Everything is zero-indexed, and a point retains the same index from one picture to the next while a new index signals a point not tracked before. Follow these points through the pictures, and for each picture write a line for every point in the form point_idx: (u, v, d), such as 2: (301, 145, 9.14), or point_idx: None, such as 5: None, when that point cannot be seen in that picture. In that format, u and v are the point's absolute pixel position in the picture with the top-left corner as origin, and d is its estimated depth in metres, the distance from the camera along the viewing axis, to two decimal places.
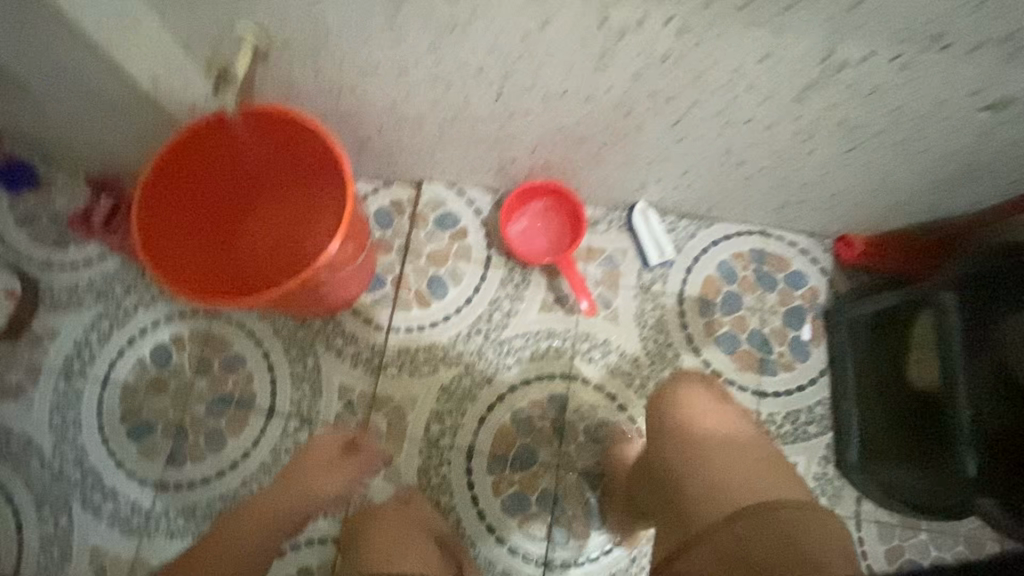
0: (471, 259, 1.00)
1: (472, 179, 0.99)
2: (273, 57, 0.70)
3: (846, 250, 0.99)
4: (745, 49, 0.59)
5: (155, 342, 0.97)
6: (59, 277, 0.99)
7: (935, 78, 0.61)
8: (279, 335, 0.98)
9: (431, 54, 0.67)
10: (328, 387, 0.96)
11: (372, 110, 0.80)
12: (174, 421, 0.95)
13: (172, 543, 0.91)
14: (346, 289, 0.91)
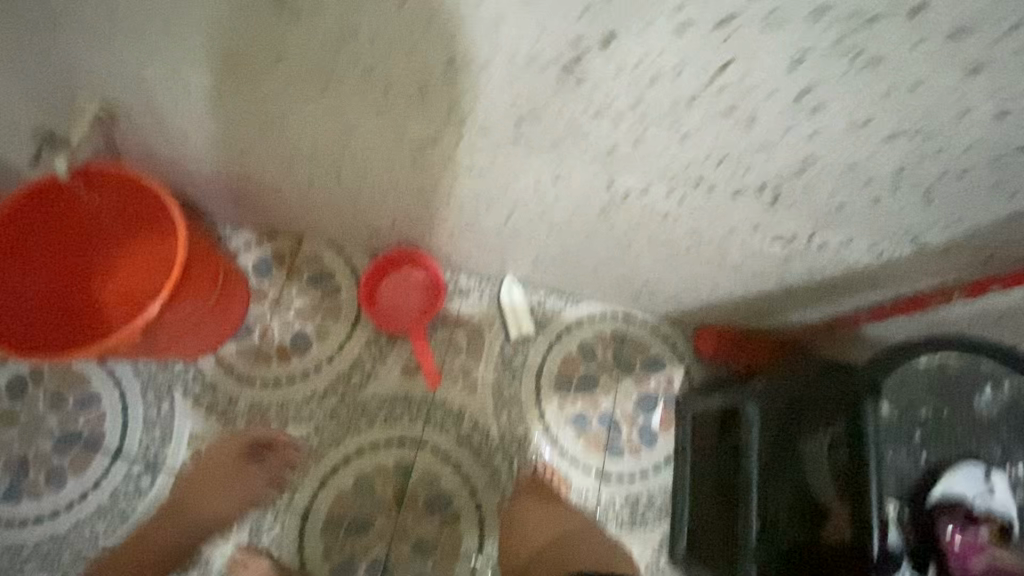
0: (339, 317, 1.02)
1: (347, 240, 1.01)
2: (114, 121, 0.73)
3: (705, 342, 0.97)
4: (535, 167, 0.63)
5: (10, 373, 0.98)
6: None
7: (716, 212, 0.64)
8: (137, 375, 0.98)
9: (257, 133, 0.70)
10: (178, 434, 0.96)
11: (226, 173, 0.83)
12: (16, 456, 0.95)
13: None
14: (196, 341, 0.92)
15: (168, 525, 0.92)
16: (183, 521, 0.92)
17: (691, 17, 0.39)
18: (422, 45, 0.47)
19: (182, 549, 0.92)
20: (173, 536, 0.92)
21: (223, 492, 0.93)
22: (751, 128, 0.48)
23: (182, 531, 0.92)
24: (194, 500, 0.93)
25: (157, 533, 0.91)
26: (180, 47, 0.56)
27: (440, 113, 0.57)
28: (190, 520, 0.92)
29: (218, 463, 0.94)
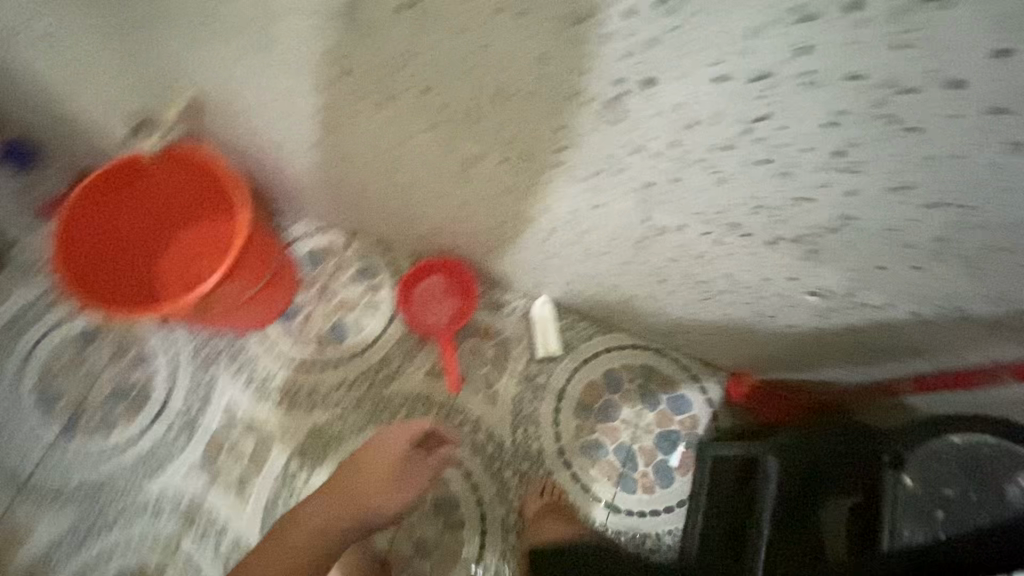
0: (377, 313, 1.07)
1: (394, 241, 1.06)
2: (201, 110, 0.80)
3: (734, 387, 0.97)
4: (575, 194, 0.65)
5: (84, 324, 1.08)
6: (25, 249, 1.13)
7: (752, 258, 0.64)
8: (190, 341, 1.07)
9: (323, 134, 0.75)
10: (217, 400, 1.03)
11: (292, 167, 0.89)
12: (77, 398, 1.05)
13: (40, 510, 0.99)
14: (247, 321, 0.99)
15: (282, 545, 0.85)
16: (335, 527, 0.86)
17: (728, 69, 0.40)
18: (476, 71, 0.51)
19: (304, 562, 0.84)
20: (320, 540, 0.85)
21: (387, 489, 0.89)
22: (788, 179, 0.48)
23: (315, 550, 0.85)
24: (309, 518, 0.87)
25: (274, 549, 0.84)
26: (265, 52, 0.62)
27: (489, 134, 0.60)
28: (318, 536, 0.86)
29: (383, 454, 0.92)
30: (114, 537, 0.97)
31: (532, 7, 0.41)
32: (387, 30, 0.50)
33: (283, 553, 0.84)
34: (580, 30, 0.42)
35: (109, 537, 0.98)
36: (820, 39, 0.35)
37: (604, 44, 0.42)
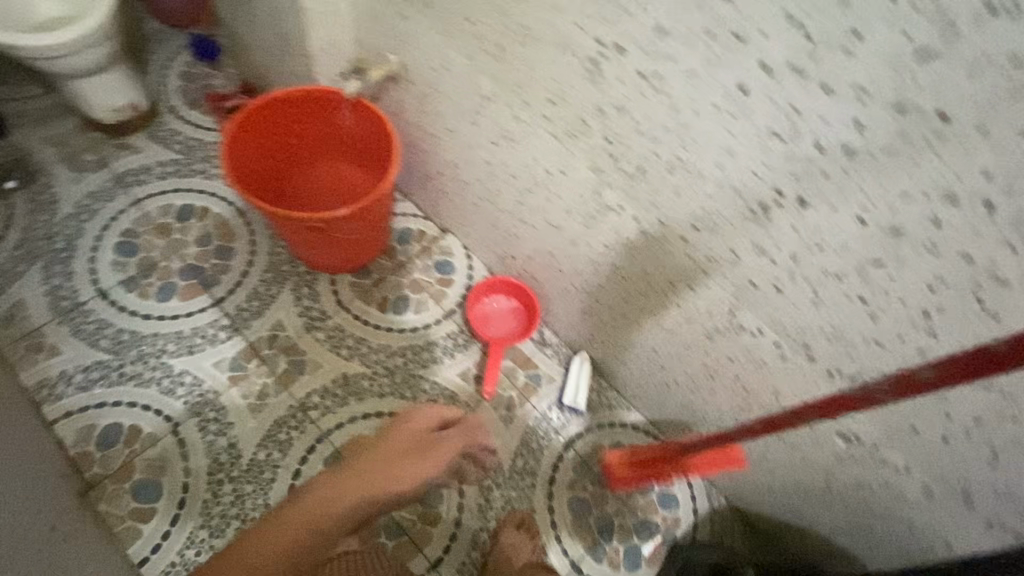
0: (439, 304, 1.14)
1: (482, 251, 1.16)
2: (399, 80, 0.95)
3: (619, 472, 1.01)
4: (681, 270, 0.76)
5: (188, 202, 1.18)
6: (172, 123, 1.25)
7: (807, 384, 0.73)
8: (269, 256, 1.15)
9: (490, 140, 0.89)
10: (268, 315, 1.09)
11: (439, 154, 1.02)
12: (152, 259, 1.12)
13: (70, 337, 1.02)
14: (334, 260, 1.08)
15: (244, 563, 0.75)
16: (335, 509, 0.82)
17: (871, 215, 0.52)
18: (665, 141, 0.63)
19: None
20: (322, 515, 0.81)
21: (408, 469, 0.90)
22: (874, 321, 0.59)
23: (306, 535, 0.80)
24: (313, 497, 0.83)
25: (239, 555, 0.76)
26: (495, 61, 0.76)
27: (639, 194, 0.72)
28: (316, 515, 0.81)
29: (417, 431, 0.94)
30: (122, 391, 1.00)
31: (742, 114, 0.54)
32: (613, 87, 0.63)
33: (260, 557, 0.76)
34: (772, 143, 0.54)
35: (117, 390, 1.00)
36: (952, 221, 0.47)
37: (785, 163, 0.54)
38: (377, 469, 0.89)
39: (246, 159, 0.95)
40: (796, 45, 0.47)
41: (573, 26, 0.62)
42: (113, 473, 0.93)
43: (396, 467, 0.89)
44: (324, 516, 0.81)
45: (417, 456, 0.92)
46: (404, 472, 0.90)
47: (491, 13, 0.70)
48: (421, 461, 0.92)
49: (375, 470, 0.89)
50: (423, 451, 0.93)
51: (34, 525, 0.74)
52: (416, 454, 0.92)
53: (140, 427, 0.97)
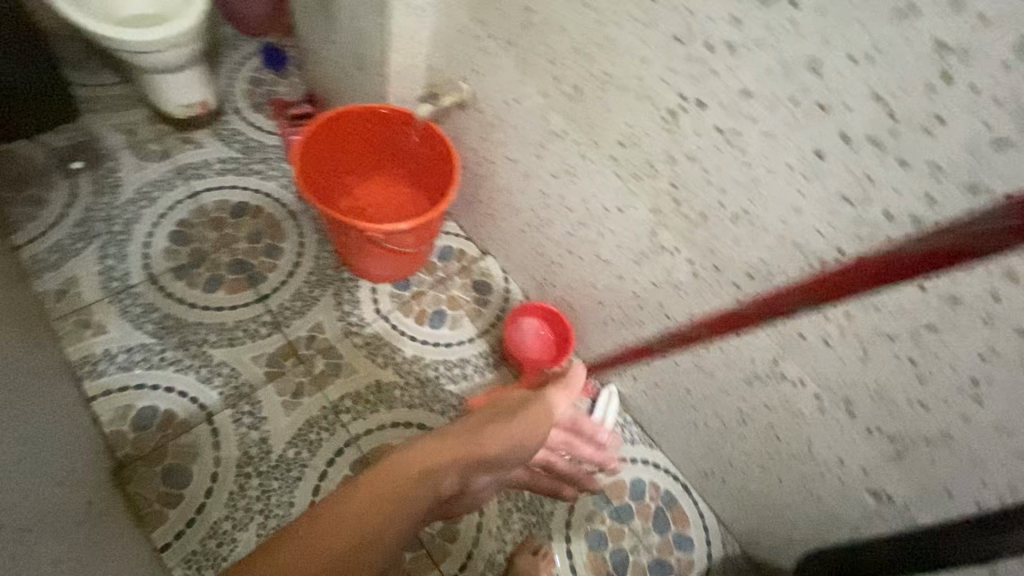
0: (475, 323, 1.17)
1: (521, 276, 1.20)
2: (468, 107, 1.00)
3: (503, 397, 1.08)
4: (729, 315, 0.79)
5: (243, 199, 1.21)
6: (235, 121, 1.29)
7: (844, 437, 0.75)
8: (316, 259, 1.17)
9: (552, 172, 0.93)
10: (310, 316, 1.12)
11: (496, 180, 1.07)
12: (203, 250, 1.14)
13: (117, 317, 1.05)
14: (379, 270, 1.11)
15: (357, 518, 0.74)
16: (438, 467, 0.84)
17: (932, 283, 0.55)
18: (734, 193, 0.67)
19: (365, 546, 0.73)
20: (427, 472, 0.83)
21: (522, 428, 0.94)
22: (921, 383, 0.62)
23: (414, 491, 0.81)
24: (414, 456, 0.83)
25: (349, 508, 0.75)
26: (572, 101, 0.80)
27: (699, 238, 0.76)
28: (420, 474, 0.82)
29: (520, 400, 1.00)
30: (160, 375, 1.01)
31: (817, 177, 0.58)
32: (689, 138, 0.68)
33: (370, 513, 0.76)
34: (843, 206, 0.58)
35: (157, 373, 1.01)
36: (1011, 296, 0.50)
37: (852, 225, 0.58)
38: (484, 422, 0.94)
39: (314, 162, 1.02)
40: (879, 123, 0.51)
41: (658, 79, 0.67)
42: (145, 455, 0.94)
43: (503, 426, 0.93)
44: (426, 474, 0.82)
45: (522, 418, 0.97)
46: (502, 431, 0.93)
47: (576, 59, 0.75)
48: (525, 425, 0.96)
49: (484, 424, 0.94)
50: (525, 416, 0.98)
51: (67, 501, 0.75)
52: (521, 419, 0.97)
53: (176, 412, 0.98)
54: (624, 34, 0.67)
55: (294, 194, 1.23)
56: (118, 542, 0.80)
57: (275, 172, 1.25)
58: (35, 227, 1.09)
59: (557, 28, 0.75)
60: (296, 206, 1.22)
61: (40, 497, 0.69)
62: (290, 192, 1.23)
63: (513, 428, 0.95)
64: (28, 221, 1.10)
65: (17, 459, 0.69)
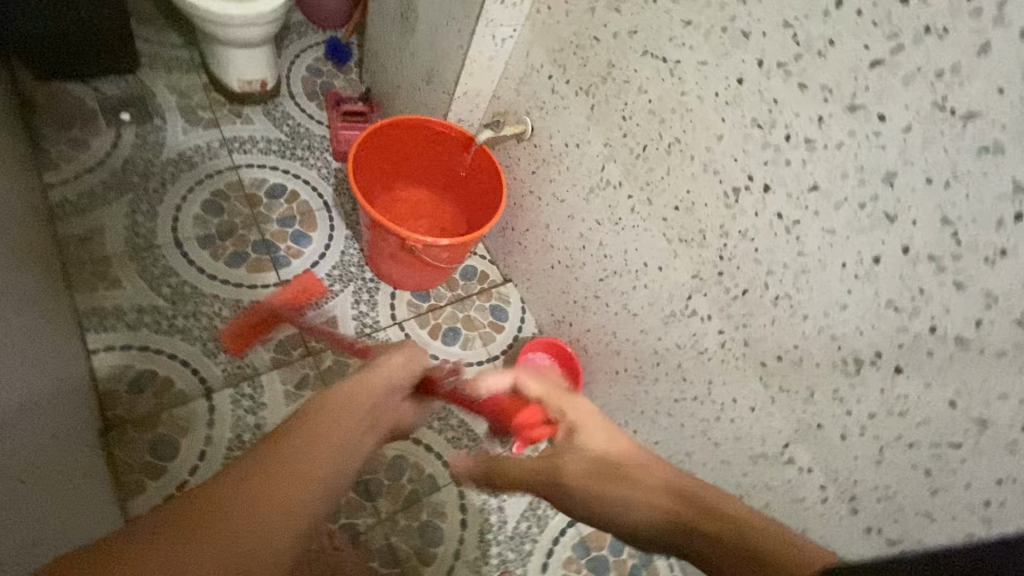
0: (486, 347, 1.17)
1: (539, 310, 1.20)
2: (525, 140, 1.03)
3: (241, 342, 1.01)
4: (750, 390, 0.80)
5: (282, 181, 1.20)
6: (288, 104, 1.29)
7: (840, 530, 0.76)
8: (342, 254, 1.17)
9: (598, 219, 0.95)
10: (325, 310, 1.11)
11: (536, 214, 1.09)
12: (232, 223, 1.12)
13: (135, 275, 1.02)
14: (403, 277, 1.11)
15: (286, 460, 0.43)
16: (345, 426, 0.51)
17: (962, 402, 0.57)
18: (782, 277, 0.69)
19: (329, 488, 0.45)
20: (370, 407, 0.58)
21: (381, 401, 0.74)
22: (932, 495, 0.64)
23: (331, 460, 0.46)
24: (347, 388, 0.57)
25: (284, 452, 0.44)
26: (636, 158, 0.83)
27: (734, 312, 0.78)
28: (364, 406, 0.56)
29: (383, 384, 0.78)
30: (166, 342, 0.99)
31: (869, 280, 0.61)
32: (748, 218, 0.70)
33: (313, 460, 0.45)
34: (888, 312, 0.60)
35: (163, 338, 0.99)
36: None
37: (894, 332, 0.60)
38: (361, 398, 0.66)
39: (365, 162, 1.04)
40: (942, 245, 0.54)
41: (730, 157, 0.69)
42: (135, 420, 0.92)
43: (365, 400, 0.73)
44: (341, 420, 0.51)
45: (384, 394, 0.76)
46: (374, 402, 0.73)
47: (650, 120, 0.78)
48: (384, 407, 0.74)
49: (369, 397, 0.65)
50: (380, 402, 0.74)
51: (49, 450, 0.73)
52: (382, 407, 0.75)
53: (175, 381, 0.96)
54: (705, 108, 0.69)
55: (332, 186, 1.23)
56: (89, 502, 0.77)
57: (319, 161, 1.25)
58: (71, 170, 1.07)
59: (637, 88, 0.77)
60: (332, 198, 1.22)
61: (21, 440, 0.66)
62: (329, 184, 1.23)
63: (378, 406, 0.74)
64: (66, 162, 1.08)
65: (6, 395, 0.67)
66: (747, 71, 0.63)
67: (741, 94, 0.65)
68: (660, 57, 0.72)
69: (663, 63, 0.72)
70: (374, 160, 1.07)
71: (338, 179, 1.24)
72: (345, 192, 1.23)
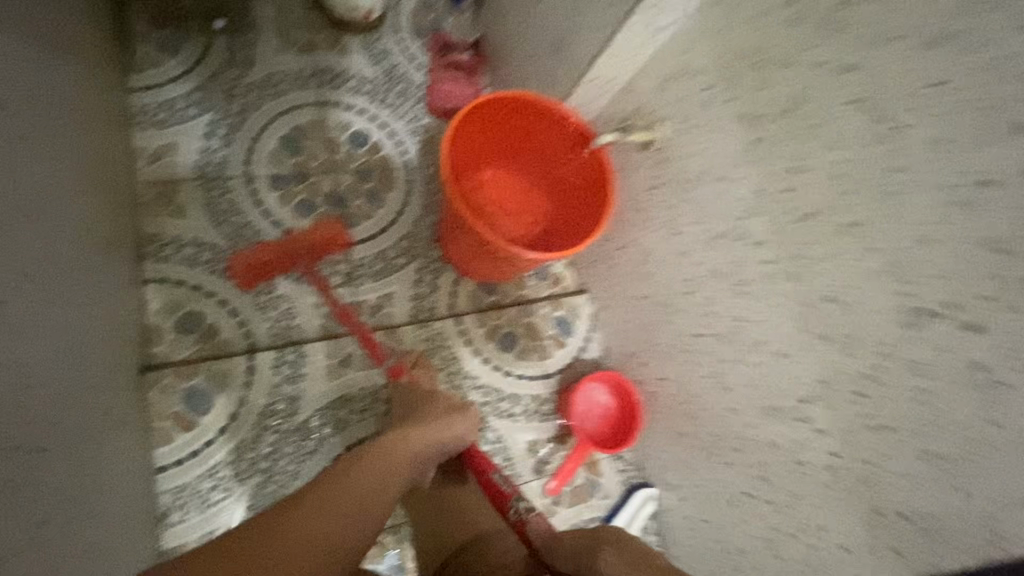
0: (543, 361, 1.07)
1: (609, 335, 1.08)
2: (651, 150, 0.86)
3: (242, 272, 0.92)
4: (843, 527, 0.67)
5: (367, 128, 1.08)
6: (390, 38, 1.14)
7: None
8: (413, 224, 1.06)
9: (715, 270, 0.79)
10: (384, 283, 1.02)
11: (639, 235, 0.94)
12: (307, 167, 1.03)
13: (199, 207, 0.96)
14: (473, 266, 1.01)
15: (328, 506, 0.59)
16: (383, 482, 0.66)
17: None
18: (948, 436, 0.54)
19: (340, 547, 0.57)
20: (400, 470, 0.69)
21: (446, 435, 0.79)
22: None
23: (355, 505, 0.61)
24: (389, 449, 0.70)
25: (332, 488, 0.61)
26: (794, 222, 0.66)
27: (859, 442, 0.63)
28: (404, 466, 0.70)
29: (436, 427, 0.78)
30: (219, 286, 0.93)
31: None
32: (927, 351, 0.55)
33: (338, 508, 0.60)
34: None
35: (216, 281, 0.93)
36: None
37: None
38: (423, 433, 0.77)
39: (463, 133, 0.93)
40: None
41: (933, 273, 0.52)
42: (175, 364, 0.88)
43: (433, 439, 0.77)
44: (382, 469, 0.68)
45: (438, 429, 0.78)
46: (433, 436, 0.77)
47: (830, 185, 0.61)
48: (443, 444, 0.78)
49: (425, 436, 0.76)
50: (436, 445, 0.77)
51: (78, 404, 0.66)
52: (437, 449, 0.77)
53: (221, 329, 0.91)
54: (921, 201, 0.52)
55: (419, 144, 1.10)
56: (112, 457, 0.72)
57: (410, 113, 1.11)
58: (154, 76, 0.99)
59: (826, 141, 0.60)
60: (416, 159, 1.09)
61: (52, 402, 0.59)
62: (416, 141, 1.10)
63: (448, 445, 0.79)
64: (151, 66, 1.00)
65: (40, 346, 0.59)
66: (1008, 176, 0.45)
67: (986, 203, 0.47)
68: (878, 112, 0.54)
69: (879, 123, 0.54)
70: (474, 132, 0.94)
71: (427, 137, 1.11)
72: (431, 154, 1.10)
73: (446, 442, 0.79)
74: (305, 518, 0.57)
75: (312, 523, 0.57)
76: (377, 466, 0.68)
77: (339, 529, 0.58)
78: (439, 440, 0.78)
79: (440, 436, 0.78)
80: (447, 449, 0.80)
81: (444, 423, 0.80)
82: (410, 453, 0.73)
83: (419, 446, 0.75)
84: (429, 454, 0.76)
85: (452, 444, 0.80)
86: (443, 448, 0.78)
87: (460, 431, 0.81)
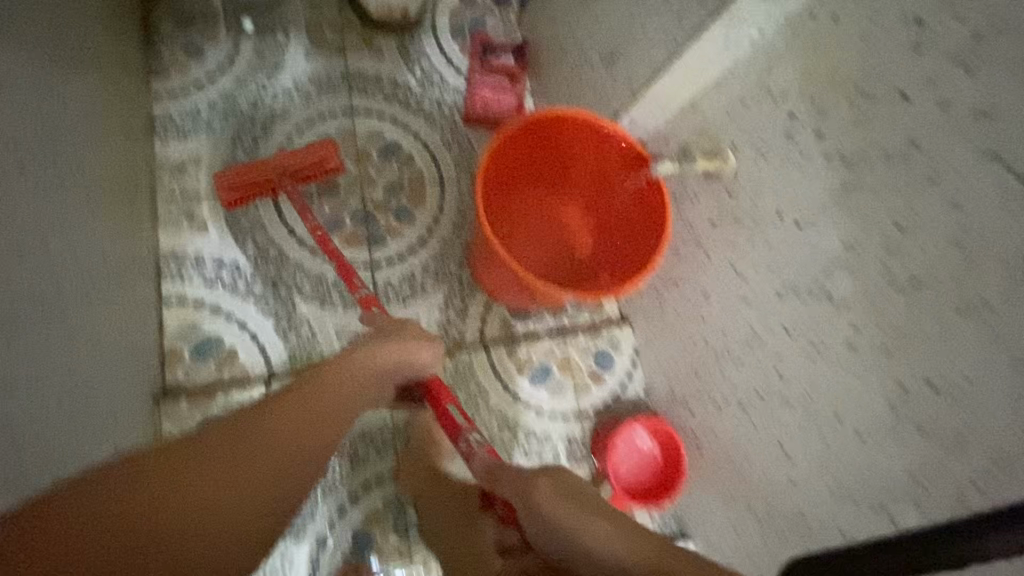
0: (578, 397, 0.99)
1: (653, 372, 0.99)
2: (716, 180, 0.75)
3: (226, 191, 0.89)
4: None
5: (399, 138, 1.01)
6: (428, 38, 1.05)
7: None
8: (444, 244, 0.99)
9: (784, 326, 0.69)
10: (411, 308, 0.96)
11: (694, 271, 0.84)
12: (334, 181, 0.97)
13: (222, 223, 0.91)
14: (506, 294, 0.94)
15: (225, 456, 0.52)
16: (295, 422, 0.58)
17: None
18: None
19: (245, 518, 0.50)
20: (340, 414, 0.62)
21: (378, 364, 0.71)
22: None
23: (261, 461, 0.53)
24: (320, 389, 0.62)
25: (235, 441, 0.54)
26: (891, 288, 0.55)
27: None
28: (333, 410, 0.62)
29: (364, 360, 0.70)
30: (240, 308, 0.89)
31: None
32: None
33: (234, 468, 0.51)
34: None
35: (236, 302, 0.89)
36: None
37: None
38: (354, 367, 0.69)
39: (504, 149, 0.85)
40: None
41: None
42: (192, 390, 0.84)
43: (366, 372, 0.69)
44: (286, 410, 0.59)
45: (366, 358, 0.71)
46: (364, 366, 0.69)
47: (949, 252, 0.49)
48: (379, 377, 0.71)
49: (354, 370, 0.68)
50: (371, 384, 0.70)
51: (83, 451, 0.61)
52: (375, 387, 0.70)
53: (239, 354, 0.87)
54: None
55: (454, 157, 1.02)
56: None
57: (446, 122, 1.03)
58: (180, 81, 0.94)
59: (949, 198, 0.49)
60: (450, 172, 1.02)
61: (50, 459, 0.54)
62: (451, 153, 1.02)
63: (385, 378, 0.72)
64: (177, 71, 0.95)
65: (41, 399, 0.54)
66: None
67: None
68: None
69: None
70: (516, 149, 0.87)
71: (463, 149, 1.03)
72: (466, 168, 1.02)
73: (384, 374, 0.72)
74: (191, 478, 0.49)
75: (193, 481, 0.49)
76: (292, 405, 0.60)
77: (233, 490, 0.50)
78: (375, 376, 0.70)
79: (375, 371, 0.71)
80: (385, 380, 0.72)
81: (383, 361, 0.72)
82: (337, 391, 0.65)
83: (352, 386, 0.67)
84: (361, 386, 0.68)
85: (391, 374, 0.73)
86: (366, 362, 0.71)
87: (408, 359, 0.74)
